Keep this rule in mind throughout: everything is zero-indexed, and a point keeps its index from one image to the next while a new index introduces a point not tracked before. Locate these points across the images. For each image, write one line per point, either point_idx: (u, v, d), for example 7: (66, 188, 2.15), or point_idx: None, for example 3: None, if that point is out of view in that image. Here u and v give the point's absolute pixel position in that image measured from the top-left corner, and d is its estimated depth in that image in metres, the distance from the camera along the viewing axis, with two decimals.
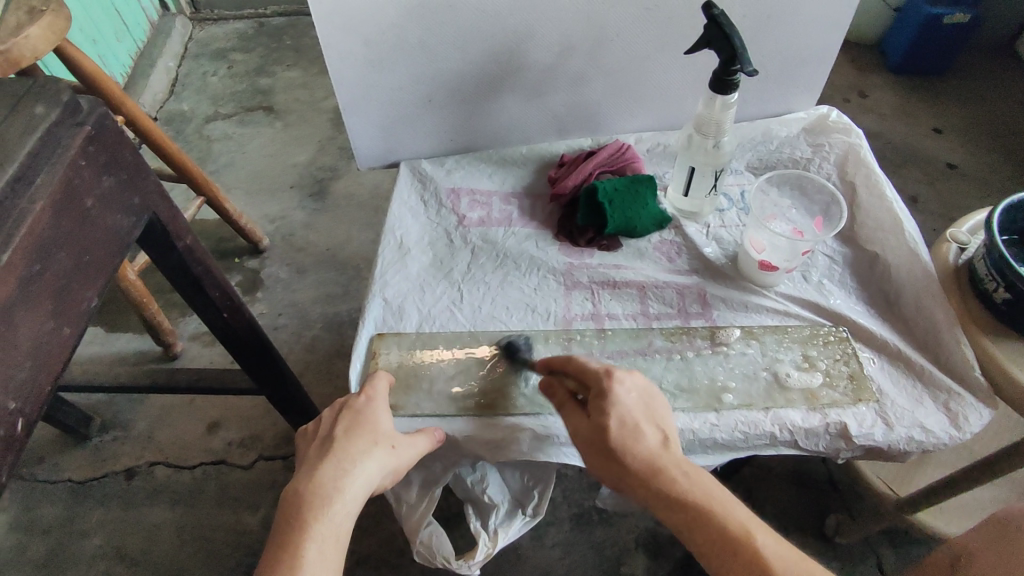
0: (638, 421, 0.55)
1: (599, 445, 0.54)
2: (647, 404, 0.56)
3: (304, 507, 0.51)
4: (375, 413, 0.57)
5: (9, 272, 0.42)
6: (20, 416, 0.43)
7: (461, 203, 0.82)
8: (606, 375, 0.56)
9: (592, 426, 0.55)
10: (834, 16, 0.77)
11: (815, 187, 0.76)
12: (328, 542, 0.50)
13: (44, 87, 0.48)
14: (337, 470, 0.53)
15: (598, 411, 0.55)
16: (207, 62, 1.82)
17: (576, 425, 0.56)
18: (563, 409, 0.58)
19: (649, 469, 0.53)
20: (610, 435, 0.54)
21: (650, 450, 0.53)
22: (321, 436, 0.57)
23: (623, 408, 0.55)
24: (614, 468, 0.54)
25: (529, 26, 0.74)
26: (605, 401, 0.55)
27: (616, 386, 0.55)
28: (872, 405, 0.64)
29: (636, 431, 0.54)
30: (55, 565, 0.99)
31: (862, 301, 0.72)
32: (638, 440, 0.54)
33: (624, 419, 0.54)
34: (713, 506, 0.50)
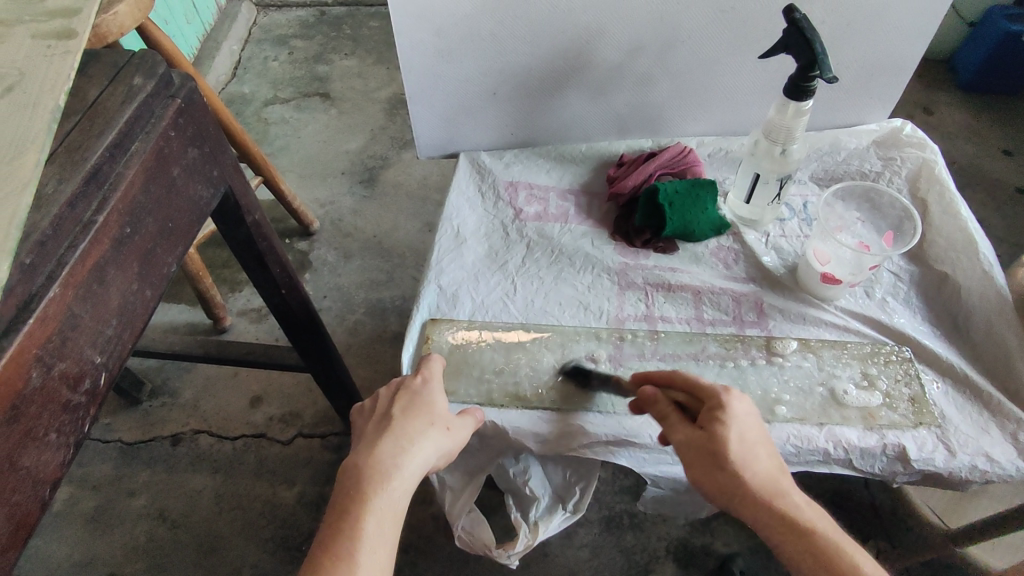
0: (754, 440, 0.53)
1: (713, 456, 0.52)
2: (760, 428, 0.55)
3: (364, 480, 0.51)
4: (431, 394, 0.59)
5: (104, 233, 0.44)
6: (104, 369, 0.46)
7: (518, 196, 0.82)
8: (726, 390, 0.55)
9: (706, 436, 0.53)
10: (916, 28, 0.75)
11: (887, 201, 0.74)
12: (386, 516, 0.50)
13: (142, 61, 0.51)
14: (396, 447, 0.54)
15: (713, 422, 0.53)
16: (268, 47, 1.86)
17: (686, 435, 0.54)
18: (667, 418, 0.56)
19: (767, 492, 0.51)
20: (729, 449, 0.52)
21: (767, 473, 0.52)
22: (378, 413, 0.58)
23: (741, 423, 0.53)
24: (728, 483, 0.51)
25: (600, 24, 0.73)
26: (724, 412, 0.53)
27: (735, 401, 0.54)
28: (933, 429, 0.62)
29: (751, 450, 0.53)
30: (101, 521, 1.03)
31: (928, 321, 0.70)
32: (755, 461, 0.52)
33: (741, 434, 0.53)
34: (837, 541, 0.48)
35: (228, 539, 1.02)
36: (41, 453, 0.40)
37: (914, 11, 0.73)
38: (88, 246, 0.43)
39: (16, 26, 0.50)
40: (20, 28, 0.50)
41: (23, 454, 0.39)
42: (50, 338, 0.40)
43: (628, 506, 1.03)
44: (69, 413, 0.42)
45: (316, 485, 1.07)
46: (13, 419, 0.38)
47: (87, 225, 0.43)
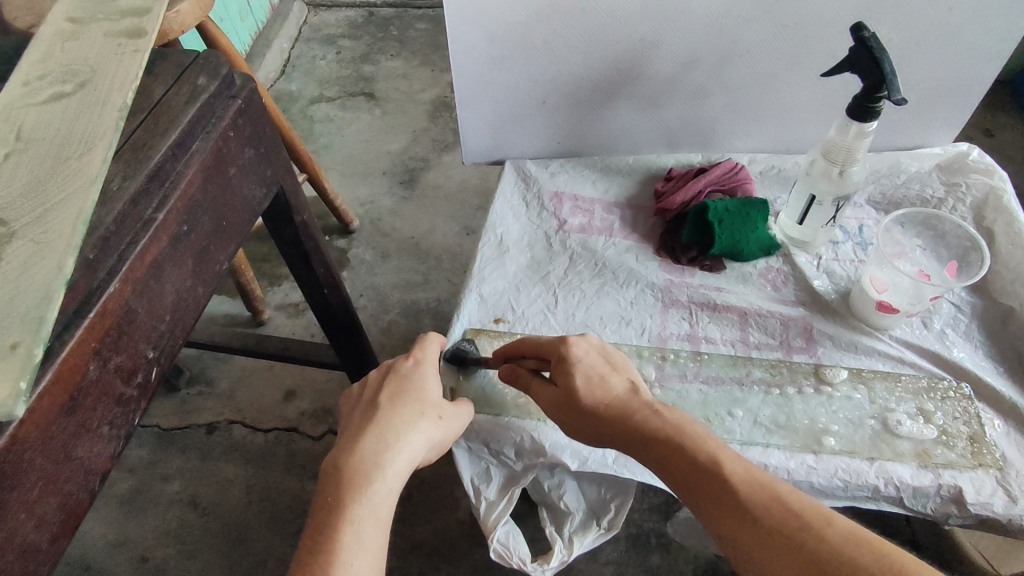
0: (603, 373, 0.55)
1: (567, 403, 0.55)
2: (606, 361, 0.57)
3: (347, 477, 0.50)
4: (421, 382, 0.58)
5: (163, 230, 0.45)
6: (155, 364, 0.46)
7: (563, 207, 0.81)
8: (561, 341, 0.57)
9: (558, 390, 0.55)
10: (991, 50, 0.71)
11: (950, 229, 0.71)
12: (370, 516, 0.49)
13: (208, 61, 0.52)
14: (381, 441, 0.52)
15: (561, 374, 0.56)
16: (317, 47, 1.90)
17: (544, 394, 0.57)
18: (529, 386, 0.58)
19: (616, 415, 0.52)
20: (576, 392, 0.54)
21: (616, 399, 0.53)
22: (366, 401, 0.57)
23: (584, 364, 0.56)
24: (586, 422, 0.54)
25: (656, 36, 0.72)
26: (566, 363, 0.56)
27: (573, 347, 0.56)
28: (993, 472, 0.58)
29: (602, 382, 0.55)
30: (136, 503, 1.05)
31: (989, 357, 0.66)
32: (605, 390, 0.54)
33: (588, 374, 0.55)
34: (678, 438, 0.49)
35: (256, 530, 1.03)
36: (94, 444, 0.41)
37: (993, 31, 0.69)
38: (147, 243, 0.43)
39: (90, 24, 0.52)
40: (94, 26, 0.51)
41: (77, 446, 0.39)
42: (108, 332, 0.41)
43: (656, 526, 1.01)
44: (121, 406, 0.43)
45: None
46: (70, 410, 0.39)
47: (148, 222, 0.44)
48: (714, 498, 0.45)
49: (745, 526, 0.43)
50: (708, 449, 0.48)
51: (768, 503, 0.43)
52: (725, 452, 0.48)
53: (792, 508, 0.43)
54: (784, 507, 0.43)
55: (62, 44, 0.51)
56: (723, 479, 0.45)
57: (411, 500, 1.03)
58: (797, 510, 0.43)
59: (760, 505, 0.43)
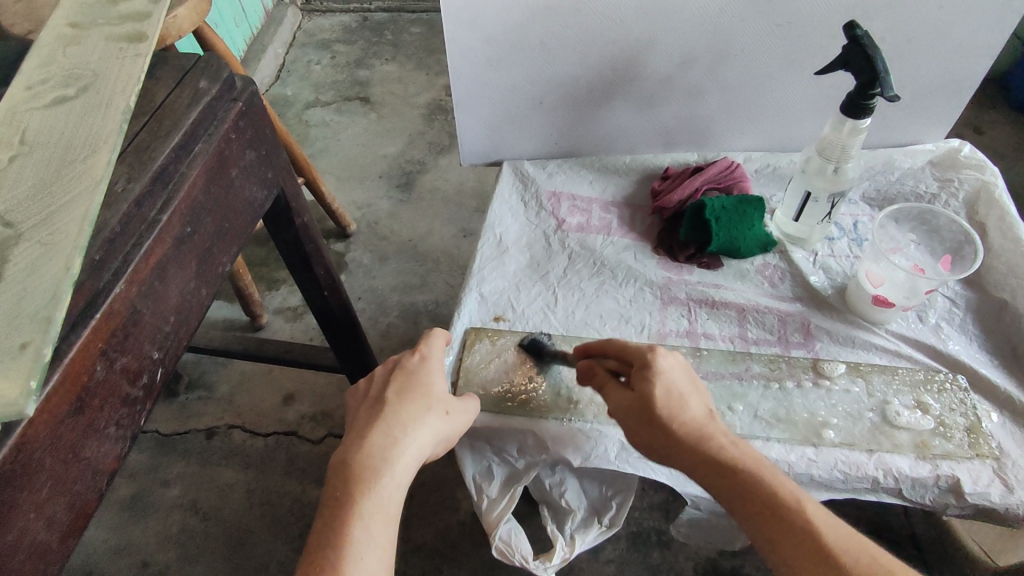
0: (685, 393, 0.54)
1: (642, 414, 0.54)
2: (690, 378, 0.56)
3: (355, 472, 0.50)
4: (427, 377, 0.58)
5: (167, 232, 0.45)
6: (161, 364, 0.47)
7: (561, 207, 0.82)
8: (651, 348, 0.56)
9: (635, 397, 0.54)
10: (981, 47, 0.72)
11: (943, 224, 0.72)
12: (377, 511, 0.49)
13: (209, 64, 0.52)
14: (388, 436, 0.53)
15: (641, 382, 0.55)
16: (311, 52, 1.90)
17: (619, 399, 0.56)
18: (605, 388, 0.58)
19: (695, 437, 0.52)
20: (655, 404, 0.53)
21: (696, 420, 0.53)
22: (372, 397, 0.57)
23: (669, 378, 0.54)
24: (659, 436, 0.53)
25: (652, 36, 0.73)
26: (650, 371, 0.54)
27: (661, 358, 0.55)
28: (989, 462, 0.59)
29: (681, 400, 0.54)
30: (136, 509, 1.05)
31: (984, 349, 0.67)
32: (685, 410, 0.53)
33: (669, 389, 0.54)
34: (759, 474, 0.50)
35: (257, 534, 1.03)
36: (101, 445, 0.41)
37: (982, 28, 0.70)
38: (151, 244, 0.44)
39: (91, 29, 0.52)
40: (95, 31, 0.52)
41: (85, 446, 0.40)
42: (114, 333, 0.41)
43: (658, 523, 1.02)
44: (128, 406, 0.43)
45: None
46: (78, 410, 0.39)
47: (153, 223, 0.44)
48: (795, 541, 0.45)
49: (822, 572, 0.44)
50: (789, 491, 0.48)
51: (854, 553, 0.44)
52: (806, 496, 0.48)
53: (878, 563, 0.43)
54: (871, 562, 0.44)
55: (63, 49, 0.51)
56: (808, 523, 0.46)
57: (412, 502, 1.03)
58: (881, 566, 0.43)
59: (847, 556, 0.44)
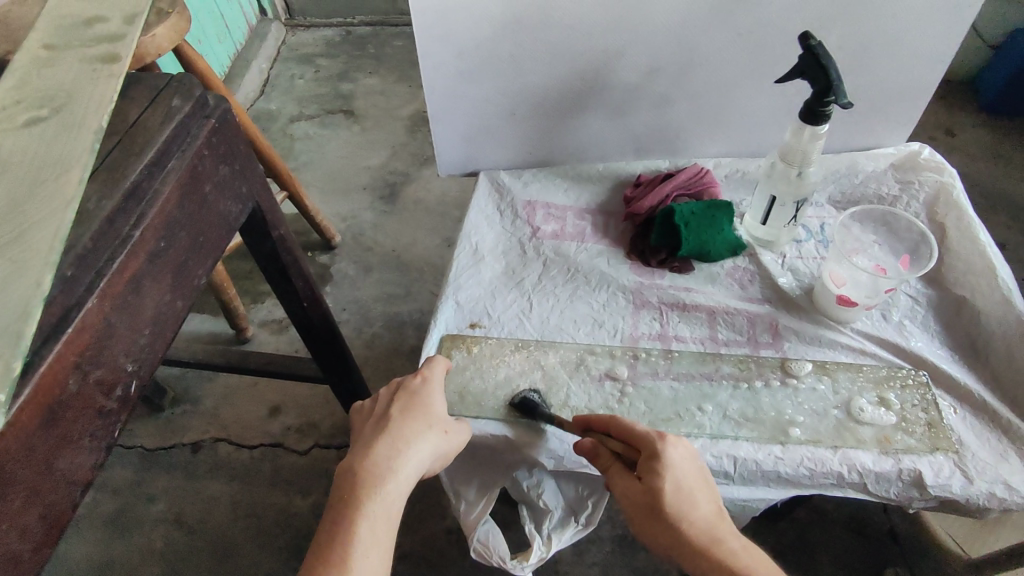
0: (693, 488, 0.53)
1: (649, 508, 0.53)
2: (698, 470, 0.55)
3: (360, 481, 0.52)
4: (430, 397, 0.59)
5: (141, 246, 0.46)
6: (135, 376, 0.48)
7: (536, 215, 0.83)
8: (659, 437, 0.55)
9: (642, 489, 0.53)
10: (936, 53, 0.75)
11: (903, 224, 0.74)
12: (380, 518, 0.51)
13: (181, 82, 0.54)
14: (392, 449, 0.54)
15: (649, 474, 0.54)
16: (295, 66, 1.92)
17: (625, 488, 0.55)
18: (608, 473, 0.57)
19: (701, 539, 0.51)
20: (662, 502, 0.52)
21: (705, 522, 0.52)
22: (377, 414, 0.58)
23: (678, 473, 0.53)
24: (663, 534, 0.52)
25: (619, 48, 0.75)
26: (659, 463, 0.53)
27: (671, 449, 0.54)
28: (950, 455, 0.61)
29: (689, 499, 0.53)
30: (121, 525, 1.05)
31: (946, 345, 0.69)
32: (693, 507, 0.52)
33: (676, 484, 0.53)
34: None
35: (243, 547, 1.03)
36: (75, 456, 0.42)
37: (936, 35, 0.73)
38: (125, 259, 0.45)
39: (66, 50, 0.53)
40: (69, 52, 0.53)
41: (58, 457, 0.41)
42: (87, 346, 0.42)
43: None
44: (103, 418, 0.44)
45: None
46: (50, 423, 0.40)
47: (126, 238, 0.45)
48: None
49: None
50: None
51: None
52: None
53: None
54: None
55: (38, 70, 0.52)
56: None
57: None
58: None
59: None
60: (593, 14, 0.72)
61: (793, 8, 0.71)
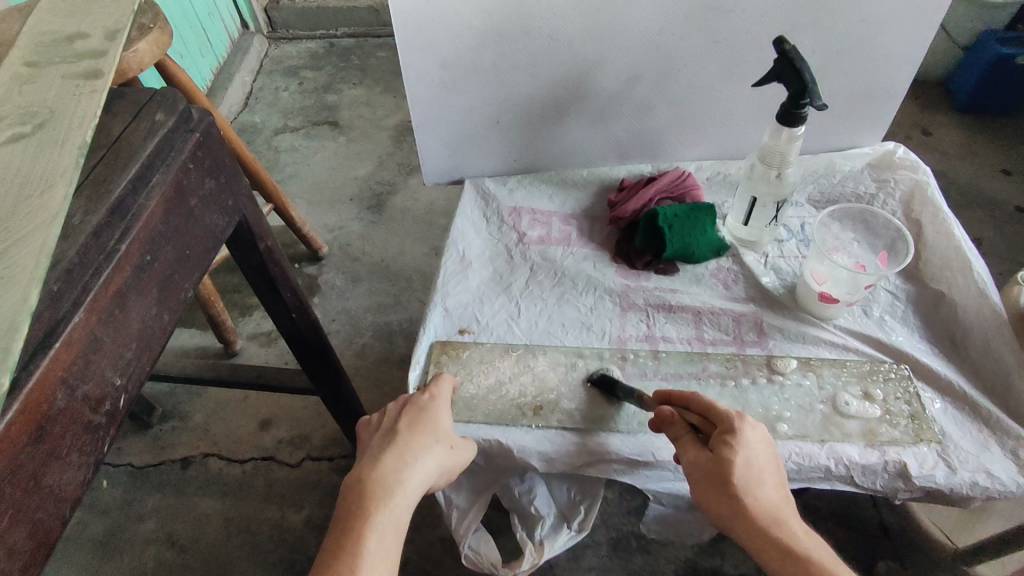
0: (761, 468, 0.54)
1: (720, 477, 0.53)
2: (771, 455, 0.55)
3: (368, 493, 0.52)
4: (437, 412, 0.59)
5: (126, 260, 0.46)
6: (123, 391, 0.47)
7: (522, 221, 0.84)
8: (738, 417, 0.56)
9: (715, 458, 0.54)
10: (908, 54, 0.77)
11: (881, 222, 0.76)
12: (388, 531, 0.51)
13: (165, 97, 0.54)
14: (400, 462, 0.54)
15: (722, 446, 0.54)
16: (279, 78, 1.92)
17: (693, 456, 0.55)
18: (680, 438, 0.57)
19: (768, 517, 0.52)
20: (734, 474, 0.53)
21: (769, 501, 0.52)
22: (384, 428, 0.59)
23: (750, 451, 0.54)
24: (731, 505, 0.52)
25: (599, 55, 0.76)
26: (734, 438, 0.54)
27: (747, 429, 0.55)
28: (933, 446, 0.62)
29: (757, 480, 0.53)
30: (111, 545, 1.04)
31: (925, 339, 0.71)
32: (760, 486, 0.53)
33: (748, 461, 0.54)
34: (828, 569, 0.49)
35: (236, 562, 1.02)
36: (63, 472, 0.42)
37: (906, 37, 0.75)
38: (111, 273, 0.45)
39: (47, 67, 0.54)
40: (51, 69, 0.53)
41: (46, 474, 0.40)
42: (74, 361, 0.42)
43: (636, 528, 1.03)
44: (90, 433, 0.44)
45: (324, 508, 1.07)
46: (38, 439, 0.40)
47: (111, 252, 0.45)
48: None
49: None
50: None
51: None
52: None
53: None
54: None
55: (20, 87, 0.53)
56: None
57: None
58: None
59: None
60: (572, 23, 0.73)
61: (768, 13, 0.72)
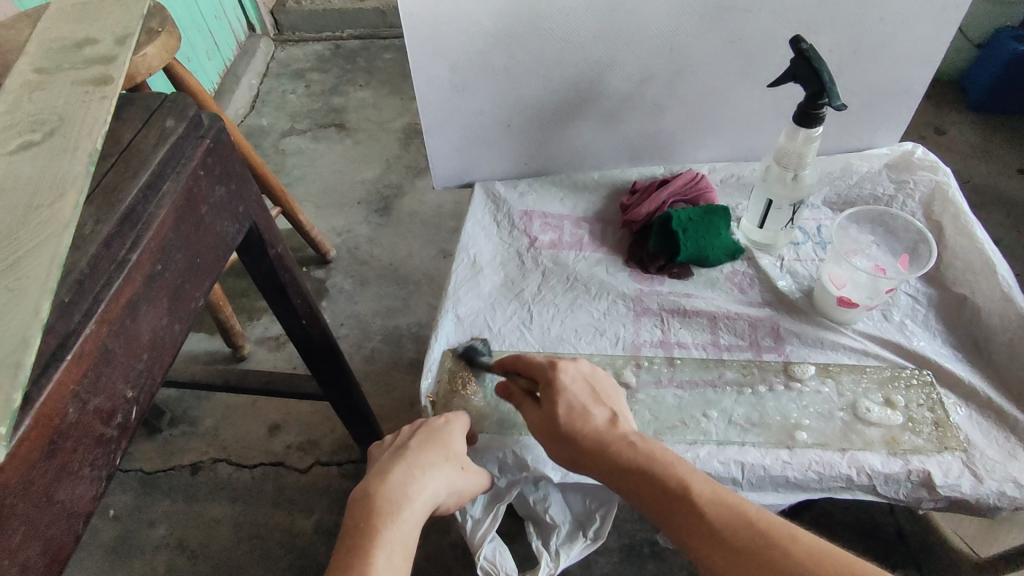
0: (586, 403, 0.58)
1: (551, 426, 0.57)
2: (591, 387, 0.59)
3: (376, 506, 0.52)
4: (449, 432, 0.59)
5: (137, 271, 0.45)
6: (135, 402, 0.47)
7: (533, 225, 0.83)
8: (551, 366, 0.60)
9: (543, 412, 0.58)
10: (926, 52, 0.75)
11: (901, 224, 0.74)
12: (396, 547, 0.50)
13: (175, 103, 0.54)
14: (407, 477, 0.54)
15: (546, 399, 0.58)
16: (286, 81, 1.92)
17: (531, 416, 0.59)
18: (520, 405, 0.61)
19: (599, 443, 0.55)
20: (558, 418, 0.56)
21: (596, 428, 0.56)
22: (396, 446, 0.59)
23: (569, 393, 0.58)
24: (567, 448, 0.56)
25: (611, 57, 0.75)
26: (551, 388, 0.58)
27: (562, 374, 0.59)
28: (958, 454, 0.61)
29: (583, 413, 0.57)
30: (121, 551, 1.04)
31: (948, 344, 0.69)
32: (585, 416, 0.57)
33: (568, 401, 0.57)
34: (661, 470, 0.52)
35: (246, 568, 1.02)
36: (75, 487, 0.41)
37: (926, 35, 0.73)
38: (121, 284, 0.44)
39: (57, 74, 0.53)
40: (61, 76, 0.53)
41: (58, 489, 0.40)
42: (86, 373, 0.42)
43: (649, 534, 1.02)
44: (102, 446, 0.43)
45: (334, 514, 1.07)
46: (51, 454, 0.39)
47: (122, 263, 0.45)
48: (693, 527, 0.48)
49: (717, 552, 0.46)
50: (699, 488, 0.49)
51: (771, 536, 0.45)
52: (702, 481, 0.50)
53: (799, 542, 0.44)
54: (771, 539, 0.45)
55: (30, 95, 0.52)
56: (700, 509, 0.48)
57: None
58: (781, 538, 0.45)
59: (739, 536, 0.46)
60: (584, 25, 0.72)
61: (784, 12, 0.71)
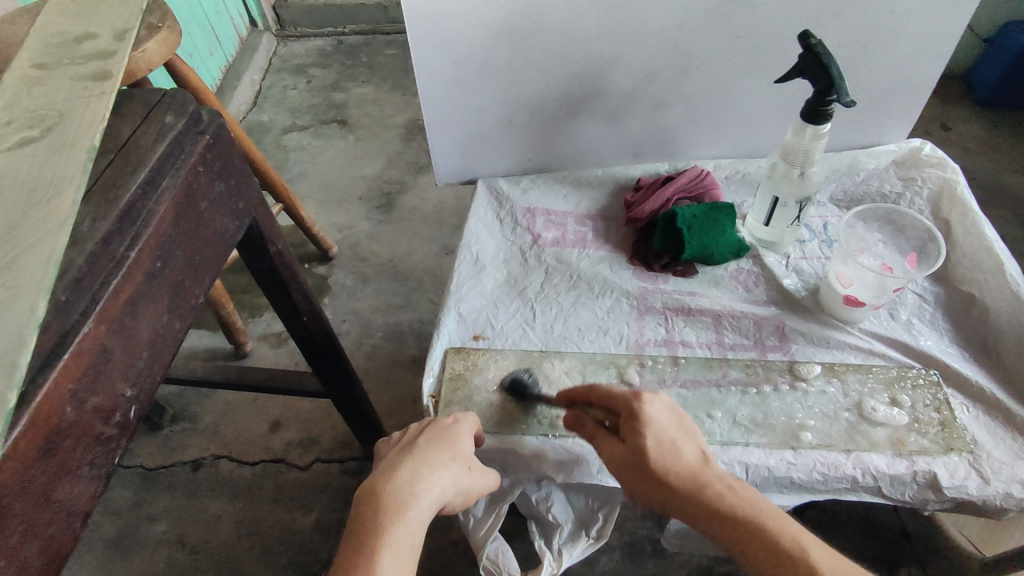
0: (674, 437, 0.54)
1: (638, 465, 0.53)
2: (678, 419, 0.55)
3: (382, 506, 0.51)
4: (457, 432, 0.58)
5: (136, 268, 0.45)
6: (135, 401, 0.46)
7: (536, 222, 0.82)
8: (636, 397, 0.55)
9: (628, 449, 0.54)
10: (935, 47, 0.74)
11: (909, 223, 0.73)
12: (401, 548, 0.50)
13: (175, 99, 0.53)
14: (414, 475, 0.53)
15: (631, 433, 0.54)
16: (287, 77, 1.91)
17: (611, 451, 0.55)
18: (596, 439, 0.57)
19: (691, 484, 0.51)
20: (646, 456, 0.52)
21: (687, 465, 0.52)
22: (403, 445, 0.58)
23: (657, 427, 0.54)
24: (656, 489, 0.52)
25: (616, 53, 0.74)
26: (638, 422, 0.54)
27: (648, 406, 0.54)
28: (965, 455, 0.60)
29: (673, 448, 0.53)
30: (121, 546, 1.03)
31: (955, 343, 0.69)
32: (677, 456, 0.53)
33: (658, 436, 0.53)
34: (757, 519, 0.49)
35: (246, 565, 1.01)
36: (73, 486, 0.41)
37: (935, 29, 0.72)
38: (120, 281, 0.44)
39: (56, 69, 0.53)
40: (60, 70, 0.52)
41: (57, 488, 0.39)
42: (84, 372, 0.41)
43: (650, 533, 1.01)
44: (102, 445, 0.43)
45: (335, 511, 1.06)
46: (48, 452, 0.39)
47: (121, 260, 0.44)
48: None
49: None
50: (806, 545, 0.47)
51: None
52: (808, 537, 0.48)
53: None
54: None
55: (29, 90, 0.51)
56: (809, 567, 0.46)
57: None
58: None
59: None
60: (589, 20, 0.71)
61: (791, 8, 0.70)
